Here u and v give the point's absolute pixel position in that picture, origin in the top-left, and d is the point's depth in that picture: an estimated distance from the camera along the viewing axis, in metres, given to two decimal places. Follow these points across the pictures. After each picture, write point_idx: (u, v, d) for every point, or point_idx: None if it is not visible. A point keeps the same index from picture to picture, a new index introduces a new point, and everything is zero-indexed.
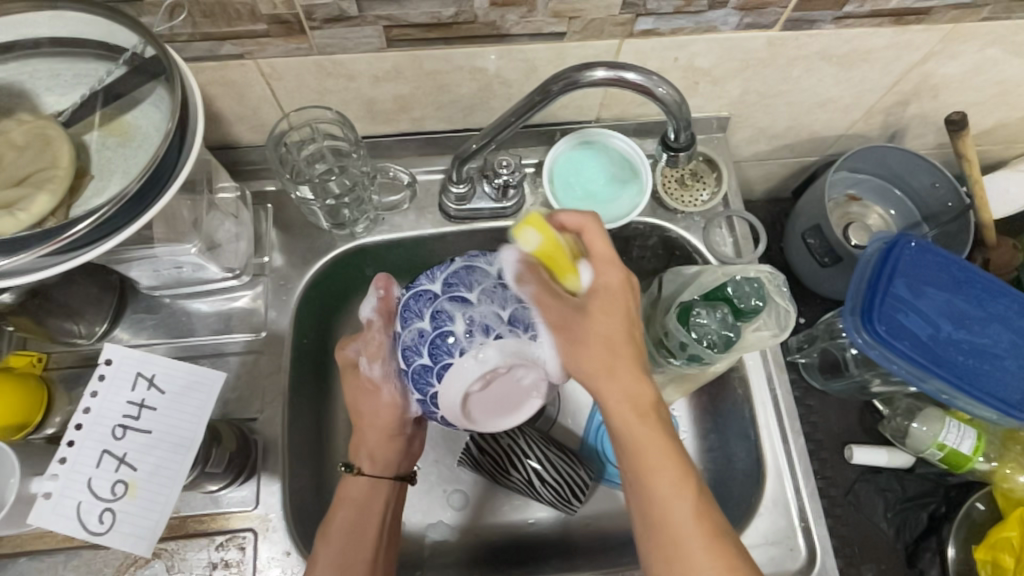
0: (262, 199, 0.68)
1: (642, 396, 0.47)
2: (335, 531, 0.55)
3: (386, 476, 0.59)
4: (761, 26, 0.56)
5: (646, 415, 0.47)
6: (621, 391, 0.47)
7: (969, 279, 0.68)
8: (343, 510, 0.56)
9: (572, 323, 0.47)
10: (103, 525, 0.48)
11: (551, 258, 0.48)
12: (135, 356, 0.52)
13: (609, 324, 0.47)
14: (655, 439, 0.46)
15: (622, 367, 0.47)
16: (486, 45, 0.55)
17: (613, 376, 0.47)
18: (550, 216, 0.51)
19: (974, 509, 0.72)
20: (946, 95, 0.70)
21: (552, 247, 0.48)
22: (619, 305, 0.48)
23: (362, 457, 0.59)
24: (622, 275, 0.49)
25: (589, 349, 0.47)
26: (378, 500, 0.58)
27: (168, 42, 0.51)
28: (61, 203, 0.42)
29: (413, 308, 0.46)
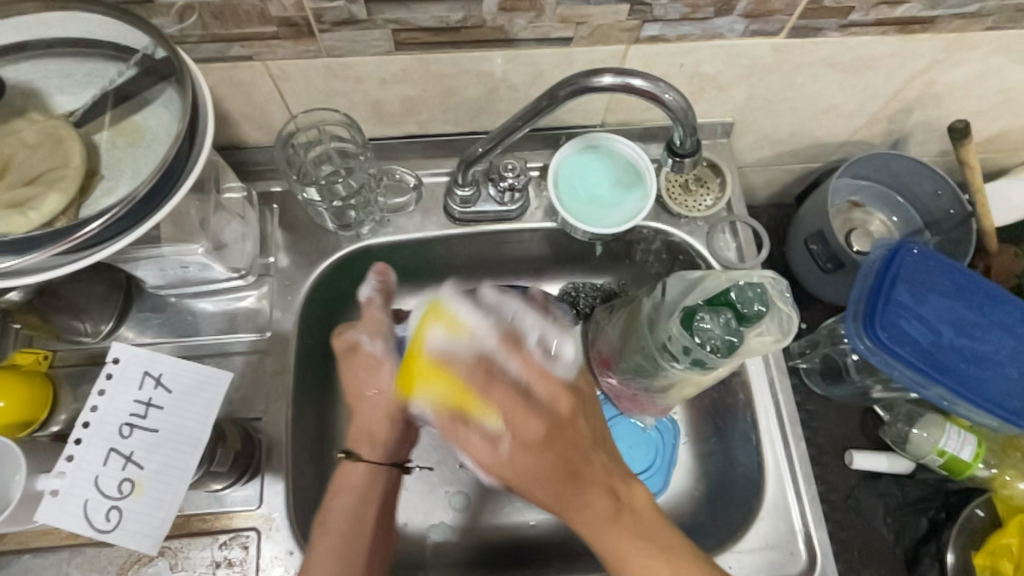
0: (267, 199, 0.68)
1: (598, 509, 0.49)
2: (334, 520, 0.54)
3: (383, 463, 0.59)
4: (767, 33, 0.56)
5: (609, 523, 0.48)
6: (585, 515, 0.49)
7: (970, 285, 0.68)
8: (342, 497, 0.56)
9: (497, 467, 0.48)
10: (109, 523, 0.48)
11: (461, 402, 0.48)
12: (142, 355, 0.52)
13: (547, 466, 0.48)
14: (621, 545, 0.48)
15: (572, 499, 0.49)
16: (493, 50, 0.55)
17: (575, 507, 0.49)
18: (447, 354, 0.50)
19: (974, 516, 0.71)
20: (949, 104, 0.70)
21: (458, 391, 0.48)
22: (535, 428, 0.48)
23: (362, 443, 0.59)
24: (563, 408, 0.49)
25: (534, 488, 0.49)
26: (377, 487, 0.58)
27: (179, 43, 0.51)
28: (73, 202, 0.42)
29: (435, 329, 0.57)
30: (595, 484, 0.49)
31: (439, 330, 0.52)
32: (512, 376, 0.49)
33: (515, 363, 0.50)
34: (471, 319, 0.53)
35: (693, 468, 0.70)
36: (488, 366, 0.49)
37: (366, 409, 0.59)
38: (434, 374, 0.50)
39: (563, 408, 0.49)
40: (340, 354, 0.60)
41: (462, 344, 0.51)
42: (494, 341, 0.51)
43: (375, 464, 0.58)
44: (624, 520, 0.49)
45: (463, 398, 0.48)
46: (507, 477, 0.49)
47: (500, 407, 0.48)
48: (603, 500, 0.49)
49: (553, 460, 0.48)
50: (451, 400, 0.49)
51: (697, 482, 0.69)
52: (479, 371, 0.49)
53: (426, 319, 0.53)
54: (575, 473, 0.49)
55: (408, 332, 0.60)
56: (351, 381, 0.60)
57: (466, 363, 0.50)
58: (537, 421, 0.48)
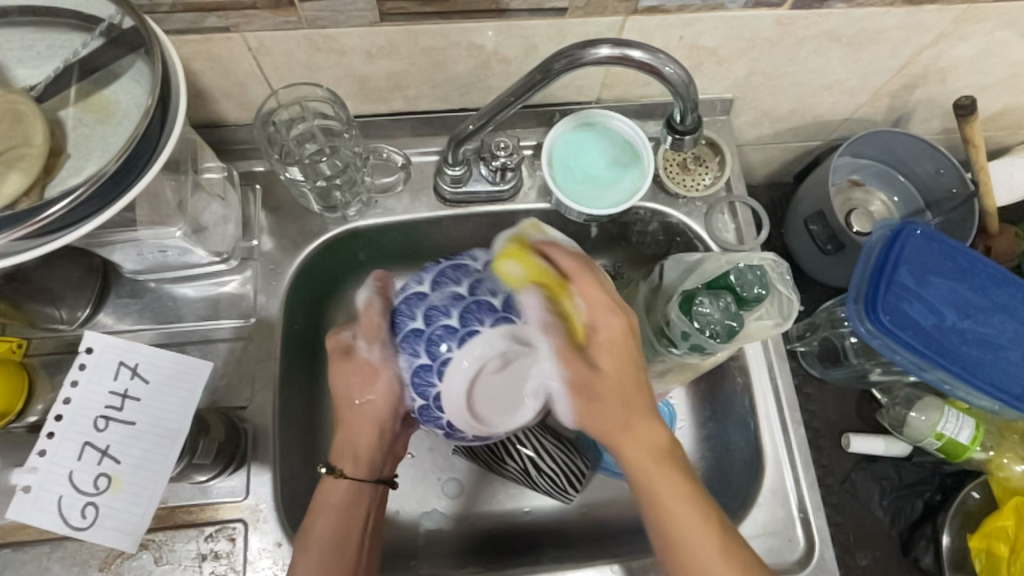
0: (250, 179, 0.66)
1: (658, 442, 0.47)
2: (316, 541, 0.52)
3: (368, 478, 0.56)
4: (770, 4, 0.53)
5: (655, 456, 0.47)
6: (636, 443, 0.47)
7: (973, 268, 0.67)
8: (322, 517, 0.53)
9: (578, 380, 0.48)
10: (85, 520, 0.46)
11: (540, 279, 0.50)
12: (117, 344, 0.50)
13: (620, 379, 0.47)
14: (668, 486, 0.46)
15: (638, 423, 0.47)
16: (483, 21, 0.53)
17: (626, 432, 0.47)
18: (551, 249, 0.52)
19: (970, 498, 0.71)
20: (954, 79, 0.68)
21: (537, 274, 0.51)
22: (623, 356, 0.48)
23: (345, 458, 0.56)
24: (624, 325, 0.48)
25: (609, 404, 0.47)
26: (359, 505, 0.55)
27: (148, 13, 0.48)
28: (35, 182, 0.39)
29: (405, 311, 0.50)
30: (658, 417, 0.48)
31: (513, 265, 0.51)
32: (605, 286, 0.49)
33: (603, 272, 0.51)
34: (562, 237, 0.55)
35: (689, 453, 0.69)
36: (586, 261, 0.51)
37: (355, 419, 0.56)
38: (531, 259, 0.51)
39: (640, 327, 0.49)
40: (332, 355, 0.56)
41: (553, 250, 0.52)
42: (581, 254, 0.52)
43: (360, 480, 0.56)
44: (675, 460, 0.47)
45: (553, 286, 0.50)
46: (581, 390, 0.48)
47: (596, 314, 0.48)
48: (660, 438, 0.47)
49: (637, 372, 0.48)
50: (541, 286, 0.50)
51: (693, 467, 0.68)
52: (579, 262, 0.51)
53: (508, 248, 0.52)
54: (647, 398, 0.48)
55: (414, 288, 0.51)
56: (341, 388, 0.56)
57: (568, 256, 0.51)
58: (622, 317, 0.48)
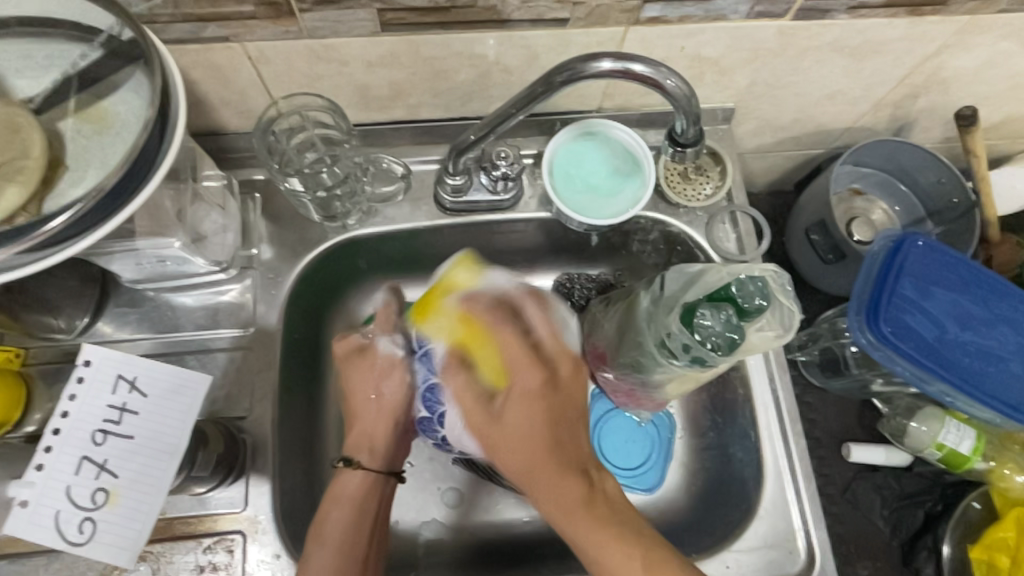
0: (250, 188, 0.65)
1: (571, 495, 0.45)
2: (331, 534, 0.52)
3: (381, 472, 0.57)
4: (773, 14, 0.53)
5: (575, 505, 0.45)
6: (550, 496, 0.46)
7: (976, 279, 0.67)
8: (338, 509, 0.54)
9: (487, 428, 0.49)
10: (82, 536, 0.46)
11: (466, 339, 0.52)
12: (116, 357, 0.50)
13: (527, 419, 0.47)
14: (590, 538, 0.44)
15: (547, 478, 0.46)
16: (485, 31, 0.52)
17: (534, 484, 0.46)
18: (472, 296, 0.54)
19: (970, 509, 0.71)
20: (956, 89, 0.68)
21: (458, 326, 0.53)
22: (535, 412, 0.47)
23: (362, 450, 0.57)
24: (542, 376, 0.49)
25: (518, 457, 0.47)
26: (374, 498, 0.56)
27: (147, 22, 0.48)
28: (34, 195, 0.39)
29: (427, 327, 0.56)
30: (572, 466, 0.46)
31: (462, 277, 0.55)
32: (527, 320, 0.52)
33: (530, 309, 0.52)
34: (499, 276, 0.55)
35: (689, 463, 0.68)
36: (510, 306, 0.53)
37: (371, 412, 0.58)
38: (449, 313, 0.54)
39: (568, 370, 0.50)
40: (345, 358, 0.58)
41: (485, 296, 0.54)
42: (513, 292, 0.54)
43: (374, 473, 0.56)
44: (596, 509, 0.45)
45: (469, 338, 0.52)
46: (490, 438, 0.49)
47: (512, 365, 0.50)
48: (580, 464, 0.47)
49: (548, 424, 0.47)
50: (457, 340, 0.53)
51: (694, 477, 0.68)
52: (499, 310, 0.53)
53: (454, 267, 0.56)
54: (558, 454, 0.47)
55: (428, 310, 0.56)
56: (357, 385, 0.58)
57: (483, 304, 0.53)
58: (539, 372, 0.49)
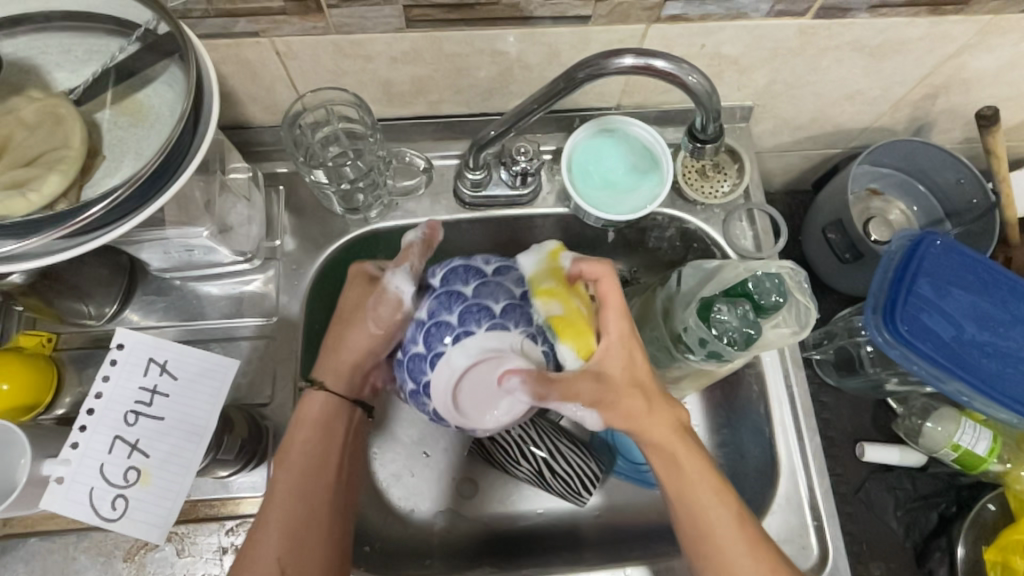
0: (274, 180, 0.67)
1: (673, 426, 0.48)
2: (295, 456, 0.51)
3: (346, 399, 0.54)
4: (793, 13, 0.53)
5: (676, 437, 0.48)
6: (660, 428, 0.48)
7: (994, 280, 0.66)
8: (303, 433, 0.52)
9: (595, 390, 0.47)
10: (115, 512, 0.48)
11: (567, 322, 0.47)
12: (147, 341, 0.51)
13: (635, 369, 0.47)
14: (692, 470, 0.48)
15: (658, 411, 0.48)
16: (507, 28, 0.53)
17: (650, 417, 0.48)
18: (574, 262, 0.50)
19: (985, 510, 0.70)
20: (977, 89, 0.68)
21: (573, 314, 0.48)
22: (634, 353, 0.48)
23: (329, 372, 0.53)
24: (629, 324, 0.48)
25: (625, 399, 0.47)
26: (340, 420, 0.54)
27: (182, 18, 0.49)
28: (73, 183, 0.40)
29: (458, 273, 0.48)
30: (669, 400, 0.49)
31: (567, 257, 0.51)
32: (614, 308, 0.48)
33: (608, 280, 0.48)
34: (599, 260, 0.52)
35: None
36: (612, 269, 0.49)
37: (351, 340, 0.53)
38: (565, 301, 0.48)
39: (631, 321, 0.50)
40: (353, 280, 0.55)
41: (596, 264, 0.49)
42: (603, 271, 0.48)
43: (338, 396, 0.53)
44: (689, 440, 0.49)
45: (563, 325, 0.47)
46: (596, 396, 0.47)
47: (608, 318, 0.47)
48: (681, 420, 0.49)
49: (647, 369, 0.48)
50: (557, 319, 0.47)
51: None
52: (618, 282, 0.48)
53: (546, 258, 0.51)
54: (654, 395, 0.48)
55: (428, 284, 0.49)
56: (355, 300, 0.54)
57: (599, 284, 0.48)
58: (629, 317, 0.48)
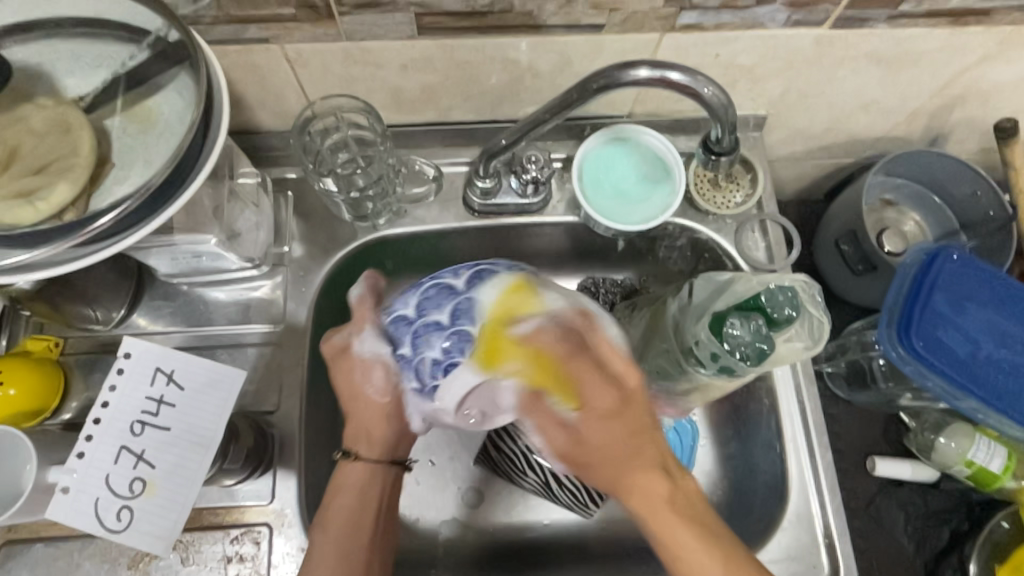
0: (282, 186, 0.67)
1: (655, 493, 0.45)
2: (333, 519, 0.52)
3: (381, 461, 0.55)
4: (810, 23, 0.53)
5: (664, 505, 0.45)
6: (640, 497, 0.46)
7: (1013, 296, 0.65)
8: (342, 496, 0.53)
9: (574, 449, 0.48)
10: (120, 523, 0.48)
11: (546, 372, 0.47)
12: (155, 350, 0.51)
13: (613, 437, 0.46)
14: (683, 538, 0.45)
15: (630, 479, 0.46)
16: (519, 36, 0.53)
17: (631, 491, 0.46)
18: (547, 320, 0.48)
19: (998, 528, 0.69)
20: (995, 100, 0.67)
21: (536, 372, 0.47)
22: (612, 424, 0.46)
23: (360, 441, 0.55)
24: (616, 397, 0.46)
25: (601, 468, 0.47)
26: (378, 486, 0.55)
27: (193, 24, 0.49)
28: (82, 192, 0.40)
29: (433, 300, 0.50)
30: (653, 465, 0.46)
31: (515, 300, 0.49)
32: (598, 355, 0.47)
33: (599, 334, 0.48)
34: (555, 301, 0.49)
35: (711, 471, 0.68)
36: (578, 332, 0.48)
37: (363, 412, 0.54)
38: (523, 352, 0.47)
39: (633, 384, 0.47)
40: (331, 358, 0.54)
41: (552, 325, 0.48)
42: (575, 317, 0.49)
43: (373, 463, 0.54)
44: (678, 504, 0.46)
45: (547, 376, 0.47)
46: (574, 454, 0.48)
47: (585, 381, 0.47)
48: (665, 461, 0.47)
49: (627, 436, 0.46)
50: (533, 381, 0.47)
51: (715, 487, 0.67)
52: (572, 337, 0.48)
53: (505, 295, 0.49)
54: (648, 452, 0.46)
55: (446, 277, 0.50)
56: (343, 385, 0.54)
57: (556, 338, 0.47)
58: (609, 387, 0.46)
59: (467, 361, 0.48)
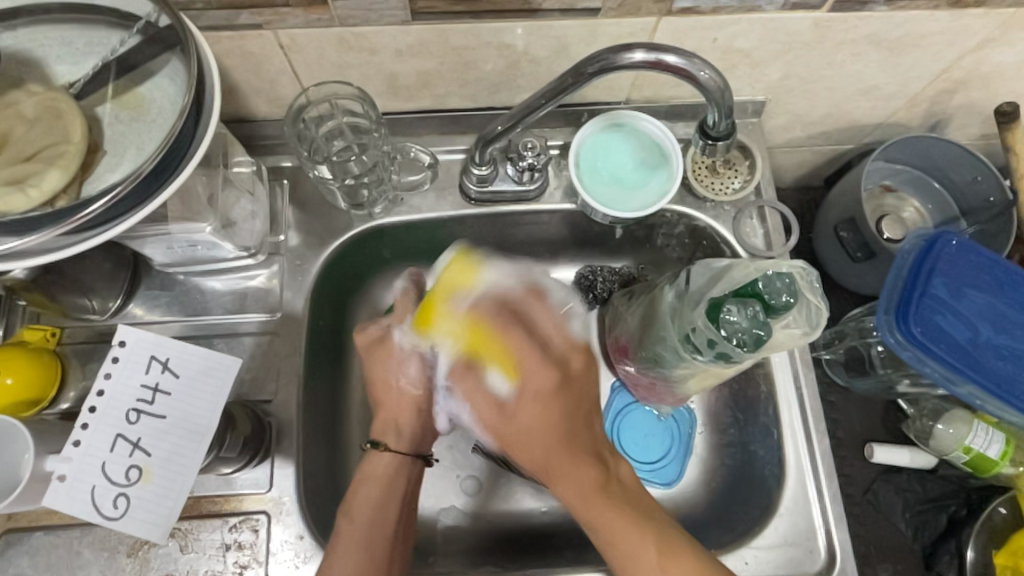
0: (278, 174, 0.66)
1: (588, 482, 0.47)
2: (360, 507, 0.53)
3: (409, 452, 0.57)
4: (809, 6, 0.52)
5: (592, 492, 0.46)
6: (569, 488, 0.47)
7: (1012, 281, 0.65)
8: (367, 485, 0.55)
9: (502, 427, 0.49)
10: (117, 510, 0.48)
11: (479, 342, 0.51)
12: (149, 338, 0.51)
13: (548, 416, 0.47)
14: (610, 519, 0.45)
15: (561, 465, 0.47)
16: (515, 20, 0.52)
17: (556, 476, 0.47)
18: (483, 296, 0.53)
19: (996, 514, 0.69)
20: (997, 84, 0.66)
21: (468, 338, 0.52)
22: (546, 407, 0.48)
23: (387, 432, 0.57)
24: (553, 372, 0.48)
25: (531, 447, 0.48)
26: (403, 477, 0.56)
27: (184, 10, 0.48)
28: (73, 179, 0.40)
29: (474, 296, 0.55)
30: (585, 454, 0.48)
31: (462, 286, 0.54)
32: (535, 319, 0.52)
33: (537, 312, 0.53)
34: (493, 274, 0.55)
35: (708, 458, 0.68)
36: (513, 308, 0.53)
37: (394, 401, 0.58)
38: (455, 322, 0.53)
39: (575, 364, 0.50)
40: (366, 349, 0.58)
41: (490, 292, 0.54)
42: (517, 296, 0.53)
43: (401, 454, 0.57)
44: (612, 491, 0.47)
45: (479, 343, 0.51)
46: (503, 433, 0.49)
47: (526, 361, 0.49)
48: (592, 464, 0.48)
49: (564, 416, 0.48)
50: (467, 348, 0.52)
51: (712, 474, 0.67)
52: (504, 311, 0.52)
53: (449, 264, 0.55)
54: (580, 443, 0.48)
55: (484, 281, 0.56)
56: (377, 373, 0.57)
57: (492, 304, 0.52)
58: (546, 367, 0.48)
59: (411, 326, 0.56)
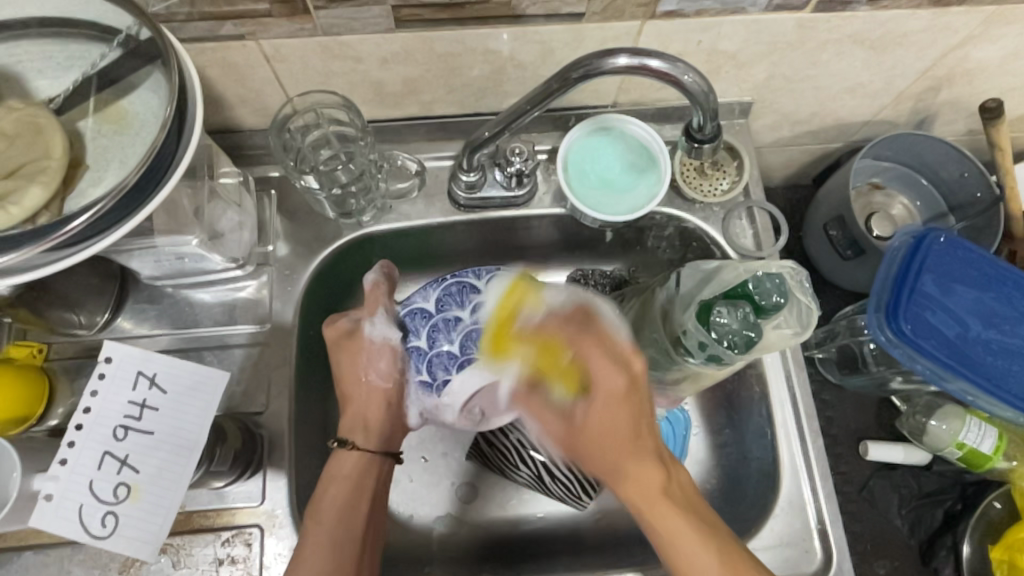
0: (265, 184, 0.66)
1: (651, 485, 0.48)
2: (328, 508, 0.53)
3: (378, 452, 0.58)
4: (792, 7, 0.52)
5: (657, 496, 0.48)
6: (637, 487, 0.48)
7: (999, 276, 0.65)
8: (334, 488, 0.54)
9: (569, 434, 0.52)
10: (105, 529, 0.47)
11: (544, 360, 0.53)
12: (136, 354, 0.51)
13: (614, 424, 0.49)
14: (672, 526, 0.47)
15: (630, 468, 0.49)
16: (500, 26, 0.52)
17: (630, 477, 0.49)
18: (547, 313, 0.55)
19: (990, 508, 0.70)
20: (981, 80, 0.66)
21: (535, 358, 0.54)
22: (615, 414, 0.49)
23: (357, 431, 0.57)
24: (626, 378, 0.49)
25: (601, 449, 0.50)
26: (371, 476, 0.57)
27: (165, 21, 0.48)
28: (56, 195, 0.39)
29: (455, 295, 0.56)
30: (654, 458, 0.49)
31: (527, 306, 0.56)
32: (608, 346, 0.51)
33: (599, 325, 0.53)
34: (554, 296, 0.56)
35: (704, 460, 0.68)
36: (584, 318, 0.54)
37: (364, 396, 0.58)
38: (525, 342, 0.54)
39: (637, 370, 0.50)
40: (336, 342, 0.58)
41: (556, 312, 0.55)
42: (576, 310, 0.54)
43: (370, 454, 0.57)
44: (674, 498, 0.48)
45: (547, 361, 0.53)
46: (577, 440, 0.52)
47: (597, 368, 0.50)
48: (662, 478, 0.48)
49: (634, 423, 0.49)
50: (535, 363, 0.54)
51: (708, 475, 0.67)
52: (576, 320, 0.54)
53: (503, 293, 0.56)
54: (647, 444, 0.49)
55: (470, 278, 0.56)
56: (348, 367, 0.58)
57: (558, 321, 0.54)
58: (619, 372, 0.49)
59: (476, 358, 0.55)
